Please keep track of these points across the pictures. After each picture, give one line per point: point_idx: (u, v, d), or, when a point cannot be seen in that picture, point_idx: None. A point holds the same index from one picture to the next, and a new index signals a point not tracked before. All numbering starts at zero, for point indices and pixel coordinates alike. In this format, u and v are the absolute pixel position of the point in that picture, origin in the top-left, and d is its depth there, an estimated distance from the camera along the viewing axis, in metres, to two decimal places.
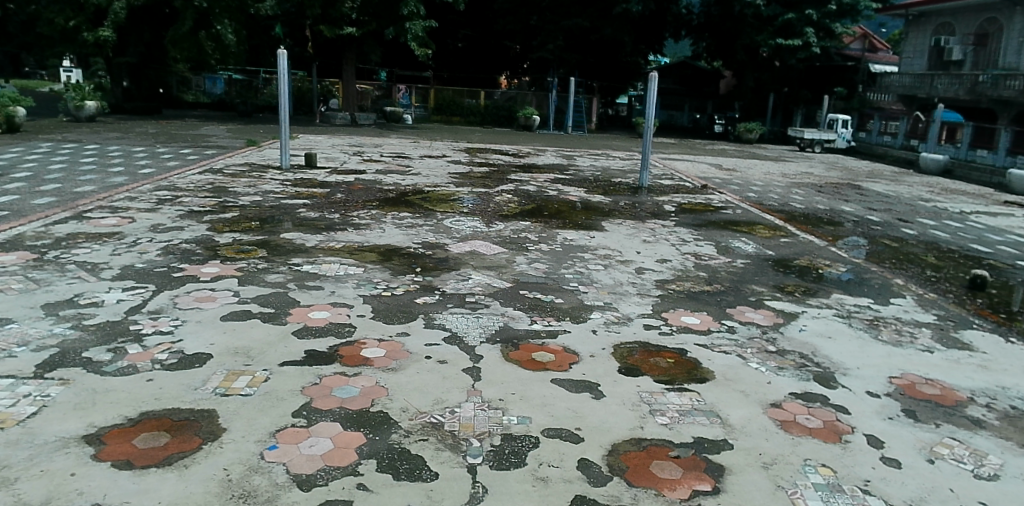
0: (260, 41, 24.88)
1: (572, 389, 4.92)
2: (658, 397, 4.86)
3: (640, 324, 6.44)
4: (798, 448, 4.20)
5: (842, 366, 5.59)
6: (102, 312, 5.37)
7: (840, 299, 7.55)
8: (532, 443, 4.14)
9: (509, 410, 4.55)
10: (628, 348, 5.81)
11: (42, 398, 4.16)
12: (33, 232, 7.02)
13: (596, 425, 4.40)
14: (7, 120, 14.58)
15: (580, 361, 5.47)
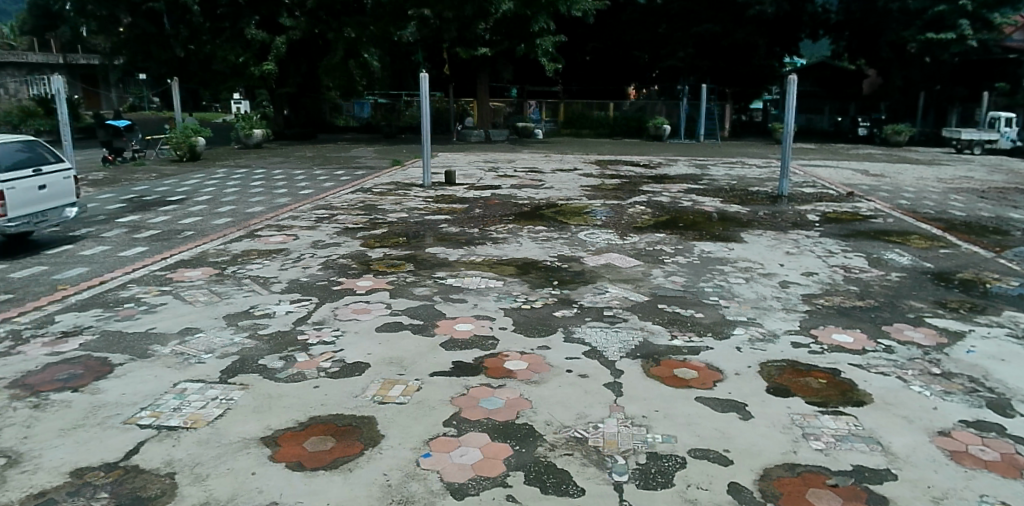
0: (399, 67, 26.32)
1: (718, 409, 4.68)
2: (811, 420, 4.50)
3: (788, 342, 6.03)
4: (973, 483, 3.73)
5: (1021, 392, 4.92)
6: (273, 323, 5.82)
7: (1014, 317, 6.69)
8: (679, 463, 3.97)
9: (653, 428, 4.40)
10: (776, 366, 5.45)
11: (227, 401, 4.53)
12: (215, 249, 7.78)
13: (745, 447, 4.15)
14: (189, 149, 16.32)
15: (724, 379, 5.19)
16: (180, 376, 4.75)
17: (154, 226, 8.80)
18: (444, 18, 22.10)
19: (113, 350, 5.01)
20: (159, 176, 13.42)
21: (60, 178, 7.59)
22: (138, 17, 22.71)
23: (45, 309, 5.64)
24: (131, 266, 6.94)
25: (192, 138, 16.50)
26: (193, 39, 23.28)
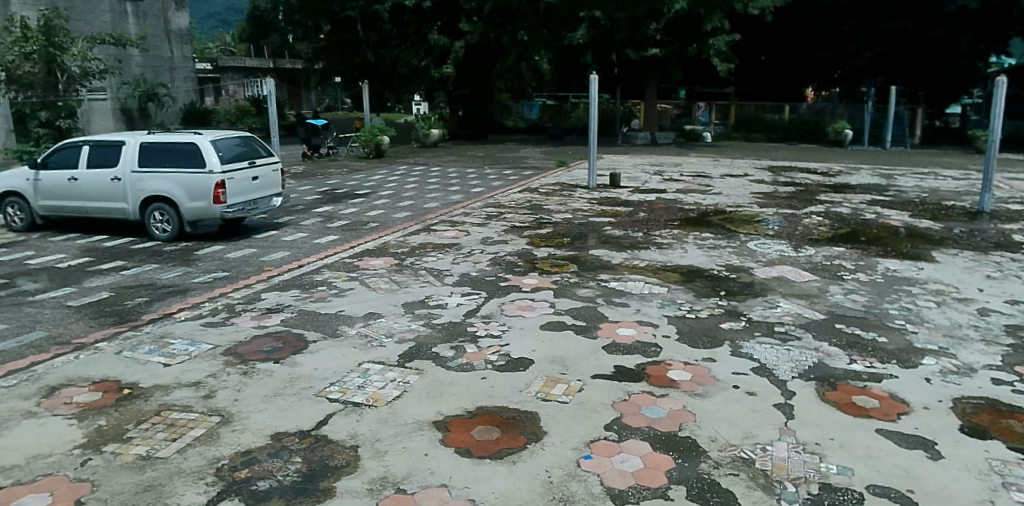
0: (568, 70, 26.54)
1: (902, 444, 4.21)
2: (1016, 468, 3.92)
3: (988, 378, 5.29)
4: None
5: None
6: (446, 314, 6.10)
7: None
8: (857, 498, 3.62)
9: (828, 457, 4.05)
10: (973, 404, 4.81)
11: (404, 384, 4.82)
12: (395, 240, 8.32)
13: (933, 489, 3.69)
14: (376, 147, 17.61)
15: (911, 412, 4.67)
16: (363, 357, 5.10)
17: (344, 217, 9.59)
18: (616, 19, 22.02)
19: (307, 327, 5.51)
20: (348, 171, 14.60)
21: (269, 170, 8.46)
22: (337, 25, 24.82)
23: (254, 287, 6.33)
24: (324, 252, 7.59)
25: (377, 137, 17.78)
26: (382, 44, 24.91)
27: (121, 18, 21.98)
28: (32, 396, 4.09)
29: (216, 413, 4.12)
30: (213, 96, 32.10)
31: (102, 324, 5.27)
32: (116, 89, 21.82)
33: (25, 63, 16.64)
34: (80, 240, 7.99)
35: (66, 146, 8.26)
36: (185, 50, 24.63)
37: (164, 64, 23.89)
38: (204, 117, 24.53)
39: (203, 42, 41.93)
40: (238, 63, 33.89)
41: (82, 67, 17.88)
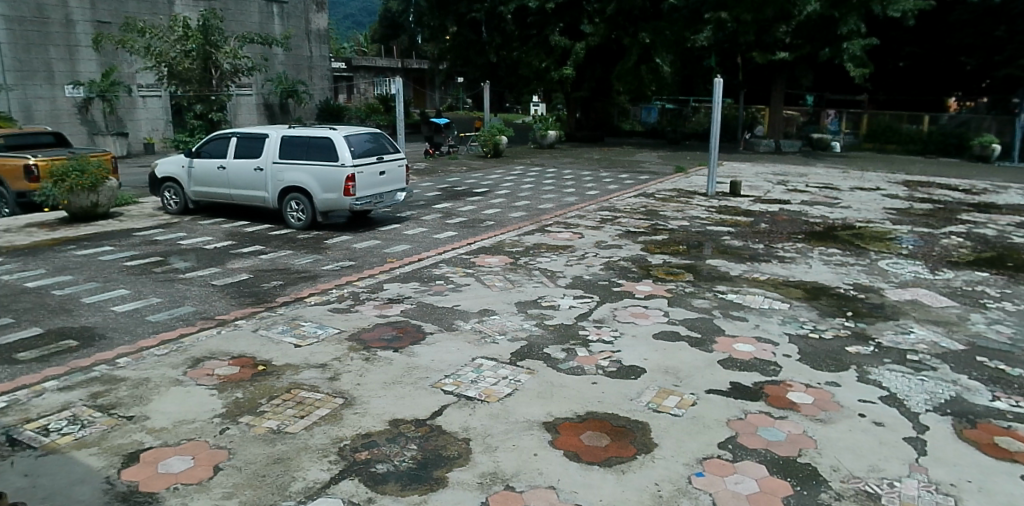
0: (689, 73, 25.81)
1: None
2: None
3: None
4: None
5: None
6: (559, 315, 6.10)
7: None
8: None
9: (965, 501, 3.69)
10: None
11: (515, 382, 4.85)
12: (511, 239, 8.43)
13: None
14: (494, 146, 17.90)
15: None
16: (477, 352, 5.19)
17: (462, 213, 9.82)
18: (743, 21, 21.06)
19: (425, 319, 5.68)
20: (467, 170, 14.95)
21: (396, 166, 8.80)
22: (464, 26, 25.75)
23: (377, 277, 6.61)
24: (443, 248, 7.81)
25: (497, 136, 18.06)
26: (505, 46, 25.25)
27: (268, 19, 23.66)
28: (181, 365, 4.45)
29: (340, 395, 4.31)
30: (345, 94, 33.79)
31: (242, 303, 5.67)
32: (261, 86, 23.64)
33: (185, 60, 18.17)
34: (225, 224, 8.65)
35: (217, 137, 8.97)
36: (323, 50, 26.05)
37: (304, 63, 25.41)
38: (336, 113, 25.87)
39: (338, 42, 44.24)
40: (369, 64, 35.02)
41: (233, 64, 19.36)
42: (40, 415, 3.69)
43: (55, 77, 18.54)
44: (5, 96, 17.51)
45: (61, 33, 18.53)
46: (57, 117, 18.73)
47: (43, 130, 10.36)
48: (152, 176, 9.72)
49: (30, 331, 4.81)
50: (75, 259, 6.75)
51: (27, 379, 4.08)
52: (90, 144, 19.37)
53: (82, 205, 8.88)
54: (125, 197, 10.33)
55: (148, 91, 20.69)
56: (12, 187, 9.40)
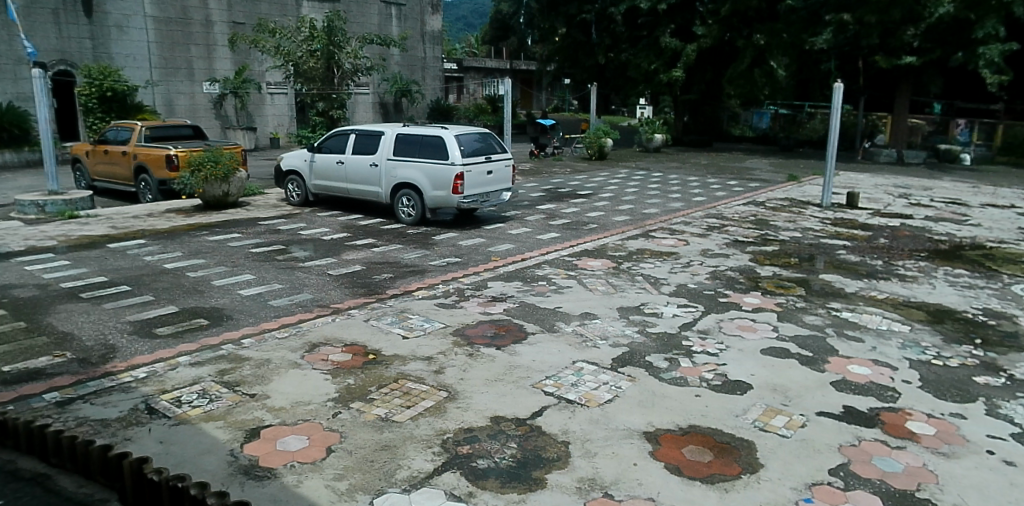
0: (805, 77, 24.60)
1: None
2: None
3: None
4: None
5: None
6: (662, 323, 5.97)
7: None
8: None
9: None
10: None
11: (616, 388, 4.78)
12: (614, 244, 8.33)
13: None
14: (599, 149, 17.76)
15: None
16: (578, 356, 5.17)
17: (565, 215, 9.82)
18: (866, 22, 19.57)
19: (528, 320, 5.71)
20: (572, 172, 14.95)
21: (503, 165, 8.90)
22: (573, 27, 25.70)
23: (481, 275, 6.72)
24: (546, 249, 7.84)
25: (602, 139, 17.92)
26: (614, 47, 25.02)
27: (386, 20, 24.59)
28: (299, 349, 4.69)
29: (444, 389, 4.41)
30: (454, 94, 34.53)
31: (355, 293, 5.91)
32: (377, 85, 24.66)
33: (310, 60, 19.61)
34: (341, 217, 9.07)
35: (337, 134, 9.43)
36: (437, 51, 26.72)
37: (418, 63, 26.19)
38: (446, 113, 26.50)
39: (450, 43, 45.27)
40: (479, 64, 35.24)
41: (353, 64, 20.19)
42: (174, 387, 3.98)
43: (195, 74, 20.02)
44: (151, 91, 19.17)
45: (201, 33, 20.00)
46: (195, 112, 20.25)
47: (183, 123, 11.19)
48: (277, 169, 10.33)
49: (167, 309, 5.22)
50: (207, 244, 7.27)
51: (165, 353, 4.43)
52: (223, 136, 20.82)
53: (215, 194, 9.58)
54: (252, 188, 11.04)
55: (275, 88, 21.99)
56: (155, 175, 10.24)
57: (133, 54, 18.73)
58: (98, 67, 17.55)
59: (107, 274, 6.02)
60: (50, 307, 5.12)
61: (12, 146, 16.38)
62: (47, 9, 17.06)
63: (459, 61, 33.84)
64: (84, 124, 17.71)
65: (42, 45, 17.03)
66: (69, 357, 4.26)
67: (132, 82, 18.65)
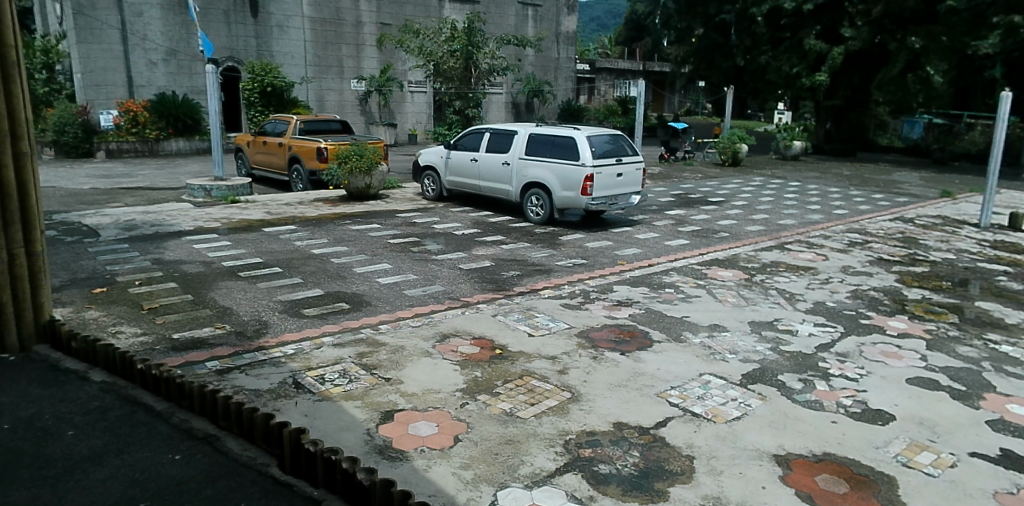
0: (965, 85, 22.34)
1: None
2: None
3: None
4: None
5: None
6: (796, 342, 5.64)
7: None
8: None
9: None
10: None
11: (745, 406, 4.52)
12: (747, 254, 8.00)
13: None
14: (733, 155, 17.11)
15: None
16: (705, 368, 4.99)
17: (695, 222, 9.54)
18: None
19: (654, 327, 5.59)
20: (703, 177, 14.52)
21: (633, 169, 8.78)
22: (711, 29, 25.01)
23: (608, 278, 6.67)
24: (674, 255, 7.66)
25: (736, 144, 17.23)
26: (754, 48, 23.99)
27: (523, 21, 24.98)
28: (431, 338, 4.87)
29: (568, 389, 4.41)
30: (585, 96, 34.41)
31: (484, 288, 6.05)
32: (511, 85, 25.15)
33: (451, 59, 20.37)
34: (472, 213, 9.32)
35: (472, 132, 9.70)
36: (570, 51, 26.83)
37: (551, 64, 26.44)
38: (576, 114, 26.51)
39: (583, 44, 45.24)
40: (612, 65, 34.32)
41: (489, 64, 20.78)
42: (318, 365, 4.25)
43: (344, 72, 21.29)
44: (306, 87, 20.60)
45: (352, 33, 21.21)
46: (342, 107, 21.53)
47: (333, 118, 11.86)
48: (415, 164, 10.77)
49: (314, 292, 5.58)
50: (350, 233, 7.70)
51: (311, 333, 4.74)
52: (367, 131, 21.99)
53: (358, 186, 10.14)
54: (392, 181, 11.57)
55: (416, 87, 22.94)
56: (306, 166, 10.98)
57: (292, 52, 20.17)
58: (259, 63, 18.88)
59: (262, 256, 6.52)
60: (213, 283, 5.63)
61: (186, 134, 18.21)
62: (219, 10, 18.72)
63: (592, 62, 33.67)
64: (246, 116, 19.31)
65: (215, 42, 18.74)
66: (228, 329, 4.66)
67: (289, 78, 20.12)
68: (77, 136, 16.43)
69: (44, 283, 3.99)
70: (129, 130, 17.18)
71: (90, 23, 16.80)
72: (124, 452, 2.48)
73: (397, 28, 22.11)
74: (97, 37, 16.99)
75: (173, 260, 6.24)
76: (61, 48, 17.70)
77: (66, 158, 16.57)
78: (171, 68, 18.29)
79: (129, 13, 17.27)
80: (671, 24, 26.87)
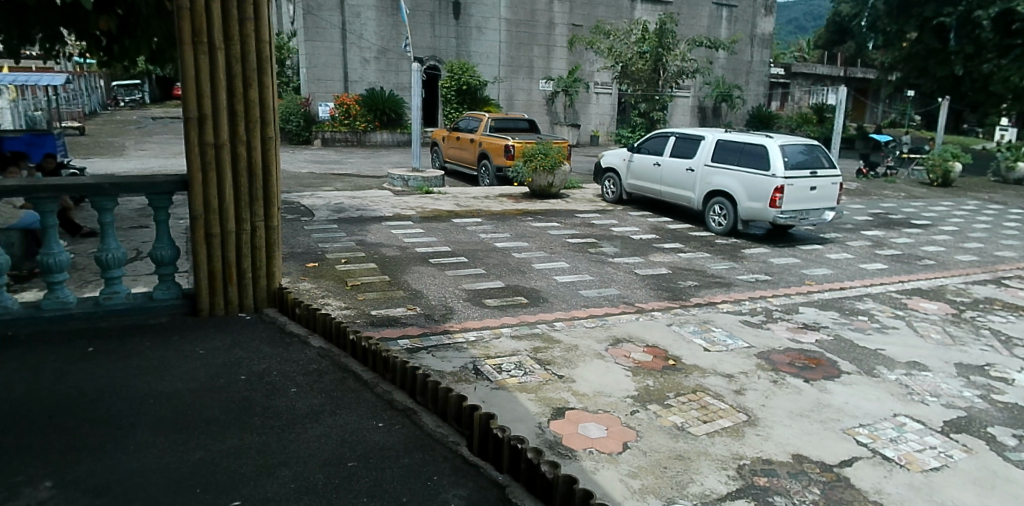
0: None
1: None
2: None
3: None
4: None
5: None
6: (1013, 392, 4.82)
7: None
8: None
9: None
10: None
11: (946, 456, 3.88)
12: (955, 287, 7.09)
13: None
14: (943, 175, 15.30)
15: None
16: (901, 408, 4.43)
17: (896, 246, 8.65)
18: None
19: (843, 357, 5.13)
20: (907, 197, 13.16)
21: (829, 183, 8.15)
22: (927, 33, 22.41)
23: (793, 298, 6.26)
24: (869, 280, 6.99)
25: (949, 163, 15.38)
26: (977, 56, 21.18)
27: (717, 23, 24.16)
28: (604, 341, 4.86)
29: (744, 411, 4.14)
30: (777, 102, 32.55)
31: (660, 296, 5.92)
32: (699, 88, 24.47)
33: (640, 61, 20.16)
34: (651, 218, 9.18)
35: (657, 136, 9.58)
36: (764, 55, 25.53)
37: (743, 68, 25.39)
38: (767, 121, 25.22)
39: (778, 47, 42.79)
40: (809, 70, 31.96)
41: (679, 67, 20.34)
42: (497, 354, 4.41)
43: (534, 72, 21.89)
44: (498, 86, 21.46)
45: (544, 34, 21.74)
46: (530, 107, 22.21)
47: (521, 117, 12.27)
48: (597, 166, 10.84)
49: (495, 283, 5.79)
50: (531, 229, 7.91)
51: (491, 322, 4.92)
52: (551, 131, 22.59)
53: (541, 185, 10.38)
54: (572, 182, 11.72)
55: (602, 88, 23.05)
56: (494, 162, 11.45)
57: (487, 52, 21.07)
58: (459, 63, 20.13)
59: (450, 245, 6.89)
60: (407, 266, 6.04)
61: (390, 127, 19.86)
62: (426, 12, 20.02)
63: (787, 66, 31.70)
64: (442, 112, 20.62)
65: (420, 43, 20.10)
66: (418, 311, 4.98)
67: (483, 78, 21.06)
68: (299, 126, 18.84)
69: (278, 262, 3.88)
70: (343, 122, 19.13)
71: (317, 23, 18.64)
72: (336, 413, 2.73)
73: (589, 29, 22.31)
74: (322, 36, 18.84)
75: (374, 242, 6.78)
76: (291, 45, 20.01)
77: (290, 142, 19.12)
78: (381, 66, 19.86)
79: (349, 14, 18.95)
80: (880, 27, 24.57)
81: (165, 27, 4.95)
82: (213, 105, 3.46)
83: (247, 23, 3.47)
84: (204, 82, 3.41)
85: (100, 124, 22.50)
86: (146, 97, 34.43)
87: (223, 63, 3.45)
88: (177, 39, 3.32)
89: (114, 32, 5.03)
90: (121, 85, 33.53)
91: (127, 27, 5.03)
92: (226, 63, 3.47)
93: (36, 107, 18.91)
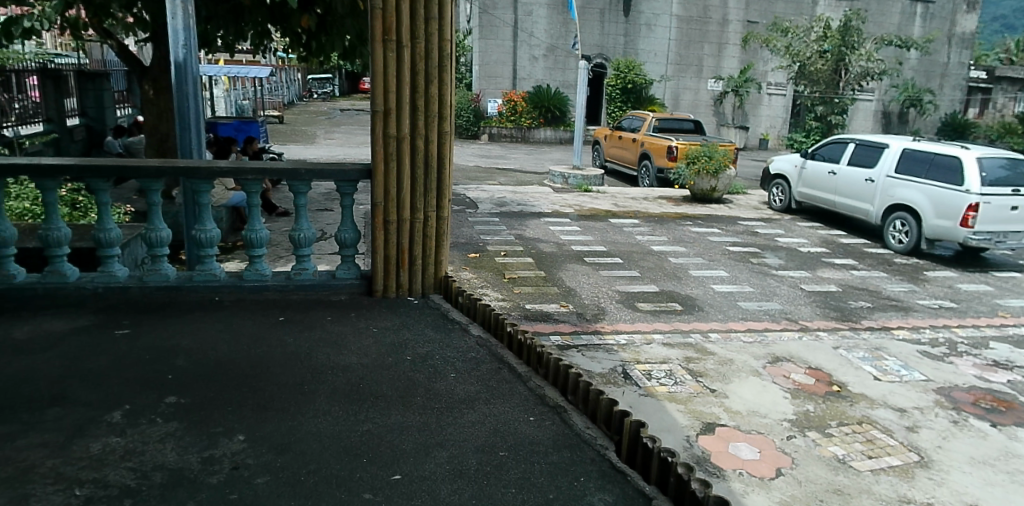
0: None
1: None
2: None
3: None
4: None
5: None
6: None
7: None
8: None
9: None
10: None
11: None
12: None
13: None
14: None
15: None
16: None
17: None
18: None
19: None
20: None
21: None
22: None
23: (983, 331, 5.55)
24: None
25: None
26: None
27: (910, 20, 22.05)
28: (762, 357, 4.61)
29: (916, 450, 3.73)
30: (977, 108, 29.12)
31: (826, 315, 5.52)
32: (885, 92, 22.53)
33: (819, 60, 18.74)
34: (821, 230, 8.57)
35: (835, 142, 8.93)
36: (965, 55, 22.98)
37: (938, 69, 23.04)
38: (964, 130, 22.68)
39: (981, 50, 38.38)
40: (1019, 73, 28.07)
41: (864, 68, 18.58)
42: (647, 360, 4.35)
43: (702, 71, 21.19)
44: (664, 85, 21.03)
45: (716, 32, 20.95)
46: (695, 107, 21.56)
47: (687, 118, 11.98)
48: (765, 172, 10.30)
49: (650, 287, 5.69)
50: (690, 234, 7.68)
51: (643, 327, 4.85)
52: (716, 133, 21.85)
53: (703, 188, 10.00)
54: (737, 187, 11.23)
55: (775, 89, 21.88)
56: (655, 162, 11.25)
57: (655, 50, 20.68)
58: (627, 61, 19.99)
59: (606, 245, 6.87)
60: (563, 263, 6.10)
61: (554, 124, 20.27)
62: (596, 10, 19.95)
63: (992, 69, 28.28)
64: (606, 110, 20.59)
65: (588, 39, 20.05)
66: (572, 309, 5.02)
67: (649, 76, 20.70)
68: (469, 120, 19.62)
69: (445, 252, 4.07)
70: (509, 118, 19.84)
71: (491, 21, 19.24)
72: (491, 402, 2.82)
73: (765, 25, 21.23)
74: (494, 34, 19.45)
75: (533, 237, 6.92)
76: (466, 43, 21.00)
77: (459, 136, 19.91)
78: (549, 63, 20.12)
79: (522, 12, 19.34)
80: None
81: (356, 25, 5.39)
82: (397, 99, 3.68)
83: (431, 22, 3.64)
84: (390, 77, 3.65)
85: (296, 113, 24.91)
86: (336, 90, 37.57)
87: (407, 60, 3.66)
88: (369, 36, 3.58)
89: (312, 30, 5.60)
90: (315, 78, 36.82)
91: (324, 25, 5.58)
92: (410, 60, 3.68)
93: (245, 97, 21.31)
